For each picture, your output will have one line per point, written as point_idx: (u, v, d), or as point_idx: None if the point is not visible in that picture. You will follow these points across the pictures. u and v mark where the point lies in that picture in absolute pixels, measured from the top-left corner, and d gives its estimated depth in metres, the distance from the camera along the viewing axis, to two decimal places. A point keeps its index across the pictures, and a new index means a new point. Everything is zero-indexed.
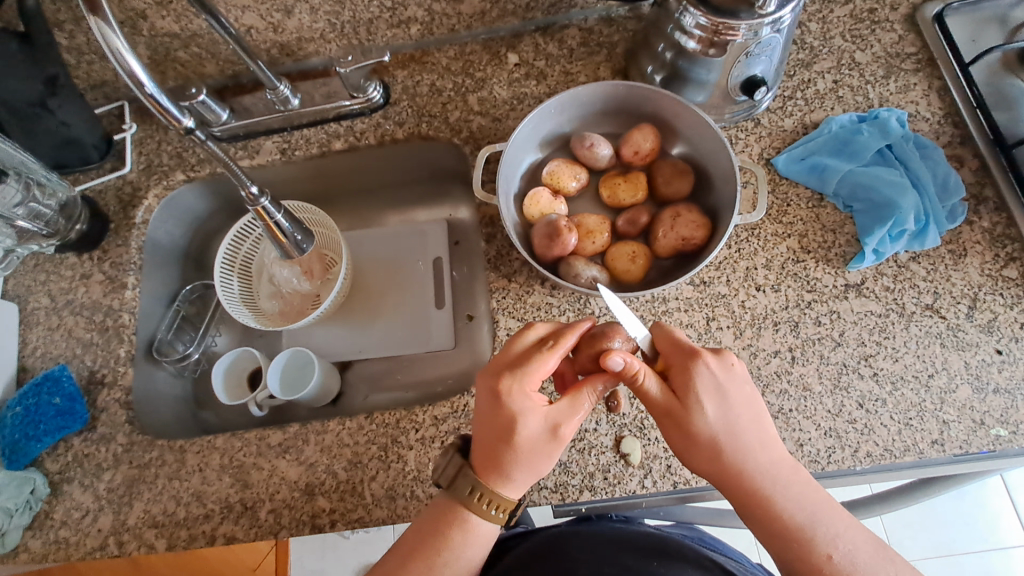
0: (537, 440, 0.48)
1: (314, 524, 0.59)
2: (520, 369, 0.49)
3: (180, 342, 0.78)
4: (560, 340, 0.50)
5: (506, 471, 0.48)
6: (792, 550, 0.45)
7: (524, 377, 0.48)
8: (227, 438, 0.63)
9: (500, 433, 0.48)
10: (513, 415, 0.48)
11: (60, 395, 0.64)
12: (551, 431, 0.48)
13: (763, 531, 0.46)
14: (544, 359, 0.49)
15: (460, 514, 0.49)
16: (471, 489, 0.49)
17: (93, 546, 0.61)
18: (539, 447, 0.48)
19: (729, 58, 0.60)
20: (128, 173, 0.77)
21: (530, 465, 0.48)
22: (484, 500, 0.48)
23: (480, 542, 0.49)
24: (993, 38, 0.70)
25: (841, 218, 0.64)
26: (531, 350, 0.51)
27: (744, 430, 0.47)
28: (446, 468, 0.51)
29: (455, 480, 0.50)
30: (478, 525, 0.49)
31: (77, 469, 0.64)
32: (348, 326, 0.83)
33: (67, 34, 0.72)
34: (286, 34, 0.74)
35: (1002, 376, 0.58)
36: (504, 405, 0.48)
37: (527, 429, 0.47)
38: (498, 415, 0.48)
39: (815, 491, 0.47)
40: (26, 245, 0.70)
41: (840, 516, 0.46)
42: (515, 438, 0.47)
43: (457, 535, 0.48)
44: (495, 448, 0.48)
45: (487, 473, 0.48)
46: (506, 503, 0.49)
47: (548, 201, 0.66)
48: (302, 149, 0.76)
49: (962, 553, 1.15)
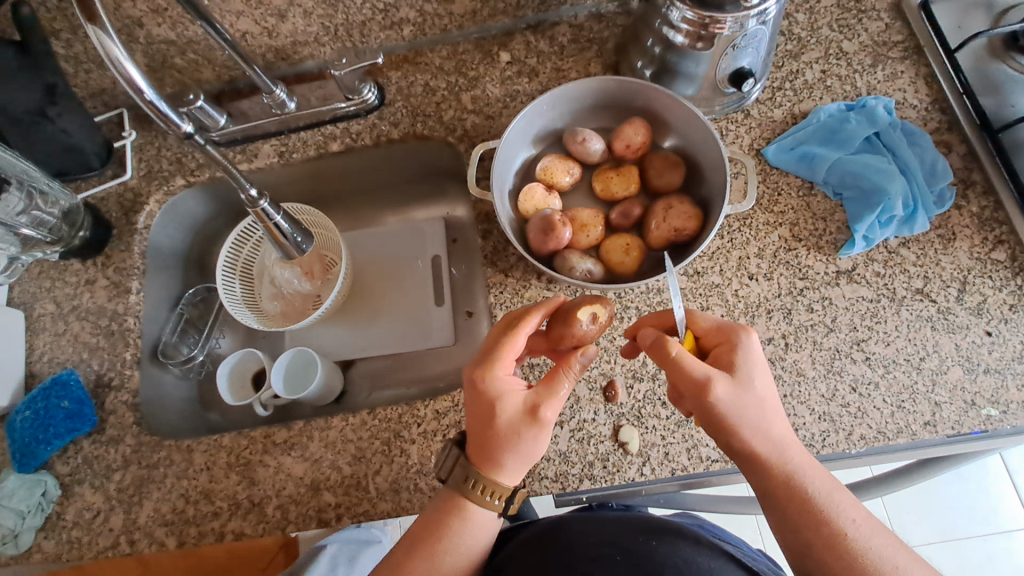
0: (519, 421, 0.48)
1: (321, 518, 0.60)
2: (489, 357, 0.51)
3: (185, 344, 0.80)
4: (522, 322, 0.52)
5: (494, 457, 0.48)
6: (808, 525, 0.44)
7: (495, 363, 0.50)
8: (233, 437, 0.65)
9: (479, 422, 0.49)
10: (490, 400, 0.49)
11: (68, 399, 0.66)
12: (531, 412, 0.48)
13: (775, 506, 0.46)
14: (510, 342, 0.51)
15: (457, 502, 0.50)
16: (466, 478, 0.50)
17: (105, 545, 0.62)
18: (524, 429, 0.48)
19: (716, 51, 0.61)
20: (129, 179, 0.78)
21: (516, 448, 0.48)
22: (482, 490, 0.49)
23: (478, 529, 0.50)
24: (979, 24, 0.71)
25: (831, 206, 0.65)
26: (501, 334, 0.53)
27: (773, 405, 0.48)
28: (445, 461, 0.52)
29: (453, 469, 0.51)
30: (476, 512, 0.50)
31: (88, 471, 0.65)
32: (349, 325, 0.85)
33: (64, 43, 0.73)
34: (280, 38, 0.75)
35: (993, 356, 0.59)
36: (480, 393, 0.49)
37: (505, 412, 0.48)
38: (476, 405, 0.49)
39: (825, 471, 0.47)
40: (31, 252, 0.72)
41: (849, 495, 0.46)
42: (494, 422, 0.48)
43: (454, 522, 0.50)
44: (479, 437, 0.49)
45: (477, 461, 0.49)
46: (503, 491, 0.50)
47: (542, 196, 0.67)
48: (299, 152, 0.77)
49: (965, 536, 1.16)
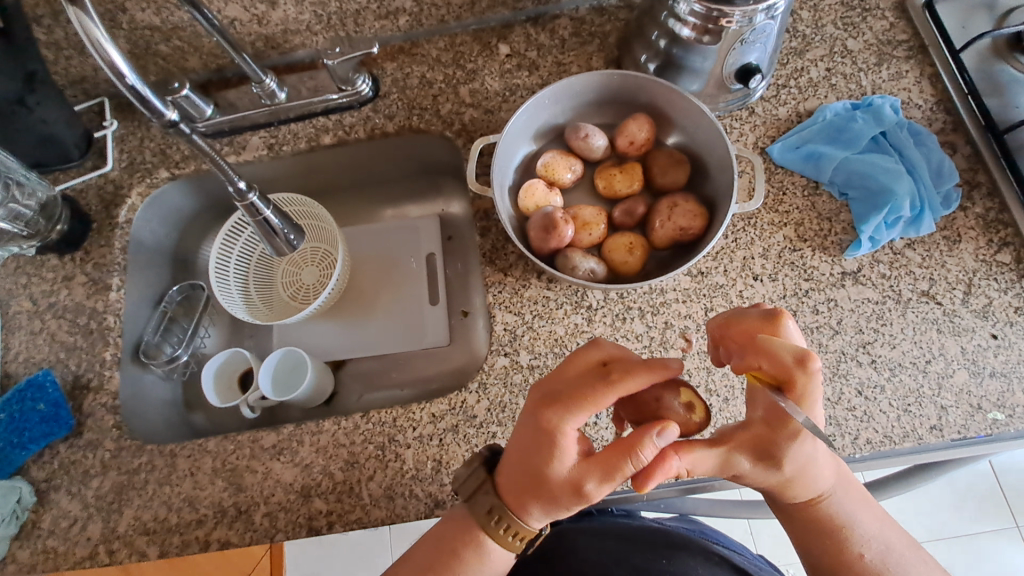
0: (565, 484, 0.43)
1: (311, 526, 0.58)
2: (574, 402, 0.44)
3: (168, 343, 0.76)
4: (615, 378, 0.44)
5: (523, 504, 0.45)
6: (827, 553, 0.48)
7: (576, 409, 0.44)
8: (219, 441, 0.62)
9: (528, 471, 0.45)
10: (552, 446, 0.44)
11: (44, 401, 0.63)
12: (579, 483, 0.43)
13: (797, 531, 0.49)
14: (597, 396, 0.43)
15: (477, 536, 0.48)
16: (490, 510, 0.47)
17: (82, 555, 0.59)
18: (565, 494, 0.43)
19: (724, 46, 0.59)
20: (110, 171, 0.75)
21: (548, 507, 0.45)
22: (506, 529, 0.46)
23: (493, 564, 0.49)
24: (982, 24, 0.70)
25: (837, 206, 0.64)
26: (589, 378, 0.45)
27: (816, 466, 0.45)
28: (468, 480, 0.49)
29: (475, 495, 0.48)
30: (496, 550, 0.48)
31: (64, 476, 0.62)
32: (340, 324, 0.82)
33: (44, 29, 0.69)
34: (271, 26, 0.73)
35: (999, 359, 0.59)
36: (543, 441, 0.44)
37: (557, 468, 0.43)
38: (533, 451, 0.44)
39: (857, 495, 0.49)
40: (6, 247, 0.69)
41: (877, 517, 0.49)
42: (541, 476, 0.44)
43: (470, 556, 0.48)
44: (520, 475, 0.45)
45: (506, 498, 0.46)
46: (526, 533, 0.47)
47: (543, 192, 0.65)
48: (290, 144, 0.74)
49: (952, 536, 1.17)
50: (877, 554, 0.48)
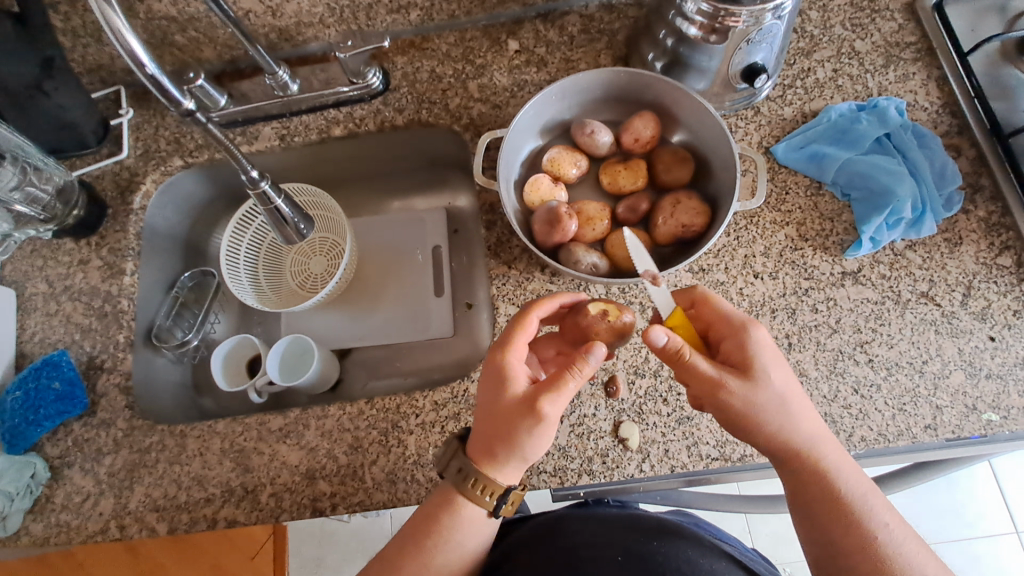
0: (521, 409, 0.47)
1: (315, 507, 0.60)
2: (505, 342, 0.51)
3: (179, 328, 0.78)
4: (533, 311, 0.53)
5: (491, 450, 0.47)
6: (825, 515, 0.47)
7: (511, 346, 0.50)
8: (228, 423, 0.63)
9: (487, 416, 0.48)
10: (500, 382, 0.49)
11: (59, 379, 0.64)
12: (532, 405, 0.46)
13: (795, 495, 0.48)
14: (522, 328, 0.52)
15: (452, 496, 0.49)
16: (461, 471, 0.49)
17: (94, 529, 0.61)
18: (521, 420, 0.46)
19: (730, 46, 0.60)
20: (125, 158, 0.77)
21: (514, 442, 0.47)
22: (478, 487, 0.48)
23: (469, 528, 0.49)
24: (991, 28, 0.70)
25: (839, 207, 0.65)
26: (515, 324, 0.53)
27: (795, 400, 0.48)
28: (443, 456, 0.51)
29: (450, 461, 0.50)
30: (468, 508, 0.49)
31: (78, 453, 0.64)
32: (348, 313, 0.83)
33: (63, 17, 0.71)
34: (285, 18, 0.74)
35: (995, 361, 0.59)
36: (495, 383, 0.49)
37: (509, 401, 0.47)
38: (486, 396, 0.49)
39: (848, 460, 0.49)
40: (24, 229, 0.71)
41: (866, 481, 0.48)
42: (497, 416, 0.47)
43: (446, 517, 0.49)
44: (482, 422, 0.49)
45: (475, 453, 0.48)
46: (498, 490, 0.48)
47: (548, 187, 0.66)
48: (301, 135, 0.76)
49: (949, 540, 1.18)
50: (887, 532, 0.45)
